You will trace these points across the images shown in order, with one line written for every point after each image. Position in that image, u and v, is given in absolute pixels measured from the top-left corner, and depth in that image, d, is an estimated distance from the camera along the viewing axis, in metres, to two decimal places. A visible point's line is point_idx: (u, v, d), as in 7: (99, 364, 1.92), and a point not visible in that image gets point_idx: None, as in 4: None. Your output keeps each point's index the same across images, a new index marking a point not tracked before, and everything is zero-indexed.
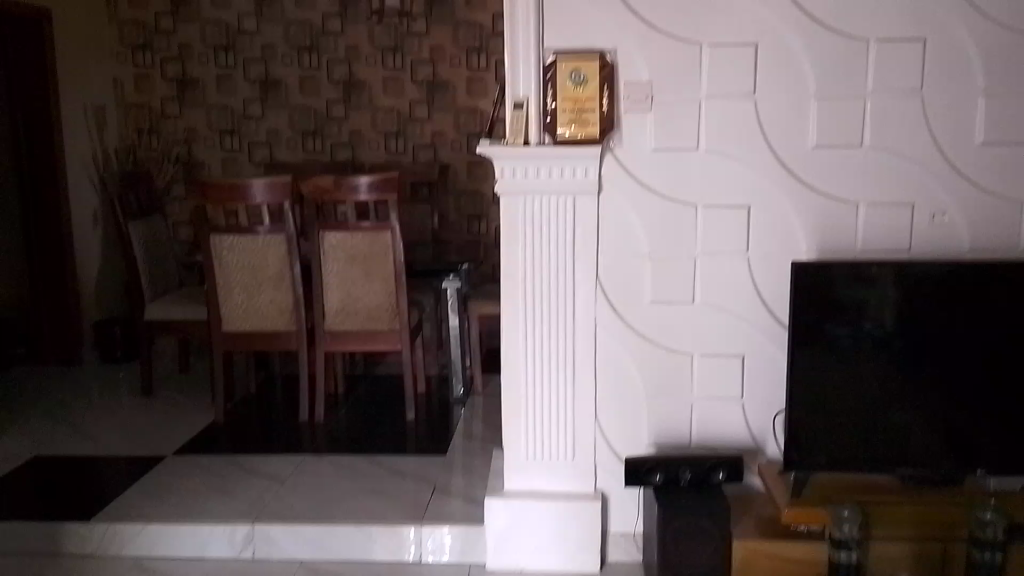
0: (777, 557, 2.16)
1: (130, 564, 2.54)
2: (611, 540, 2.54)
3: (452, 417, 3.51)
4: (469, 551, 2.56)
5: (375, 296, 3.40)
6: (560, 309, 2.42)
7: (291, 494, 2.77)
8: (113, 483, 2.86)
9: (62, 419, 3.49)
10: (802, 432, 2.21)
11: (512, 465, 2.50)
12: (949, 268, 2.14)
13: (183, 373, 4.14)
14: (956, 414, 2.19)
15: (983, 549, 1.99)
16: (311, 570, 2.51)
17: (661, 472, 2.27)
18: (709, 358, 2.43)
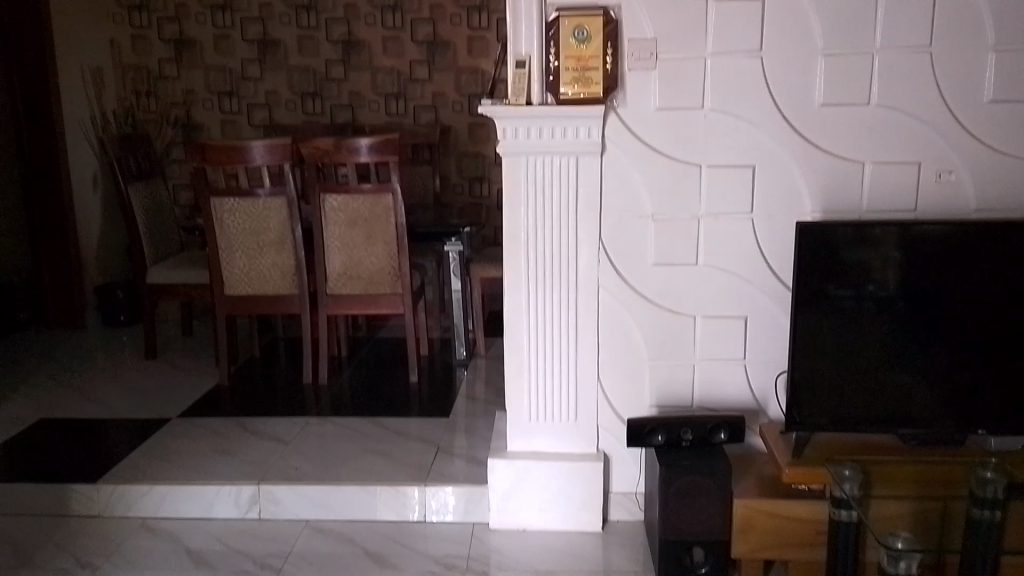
0: (777, 516, 2.18)
1: (137, 524, 2.58)
2: (613, 499, 2.57)
3: (455, 380, 3.53)
4: (472, 511, 2.59)
5: (377, 259, 3.39)
6: (563, 271, 2.41)
7: (296, 456, 2.80)
8: (119, 445, 2.89)
9: (67, 382, 3.51)
10: (804, 393, 2.22)
11: (514, 426, 2.51)
12: (955, 229, 2.12)
13: (186, 336, 4.15)
14: (958, 374, 2.19)
15: (982, 507, 2.01)
16: (317, 530, 2.54)
17: (663, 433, 2.28)
18: (712, 319, 2.43)
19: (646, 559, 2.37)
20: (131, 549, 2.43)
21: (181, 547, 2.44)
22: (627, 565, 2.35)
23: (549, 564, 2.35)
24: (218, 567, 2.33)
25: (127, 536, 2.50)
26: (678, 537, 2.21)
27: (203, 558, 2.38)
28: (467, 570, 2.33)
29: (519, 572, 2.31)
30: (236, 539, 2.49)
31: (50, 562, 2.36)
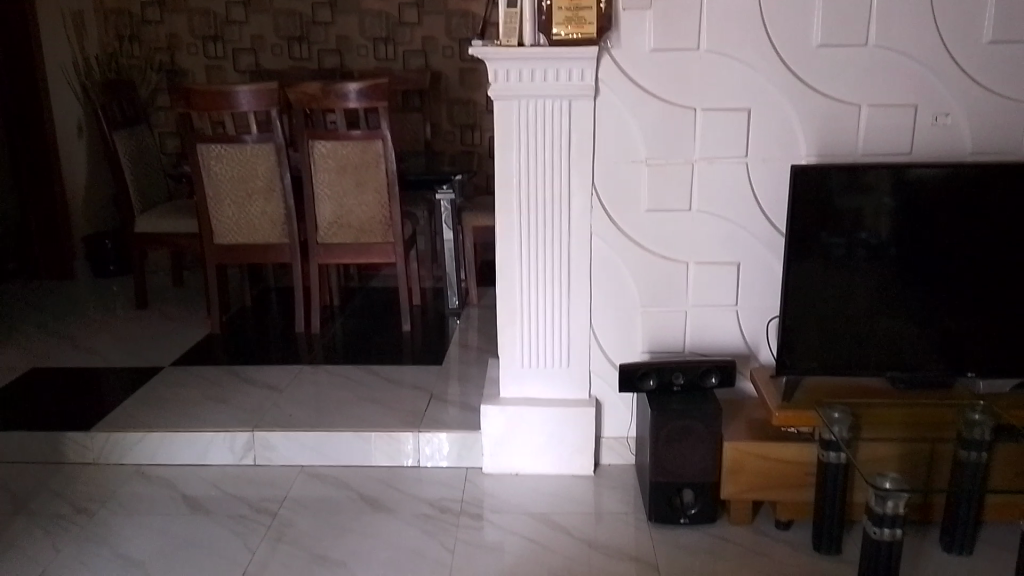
0: (765, 459, 2.21)
1: (132, 471, 2.59)
2: (605, 445, 2.60)
3: (448, 328, 3.53)
4: (465, 456, 2.61)
5: (368, 209, 3.35)
6: (555, 218, 2.40)
7: (289, 403, 2.81)
8: (112, 394, 2.89)
9: (58, 331, 3.50)
10: (795, 338, 2.22)
11: (507, 373, 2.52)
12: (951, 172, 2.11)
13: (177, 286, 4.13)
14: (949, 319, 2.20)
15: (969, 449, 2.04)
16: (312, 475, 2.56)
17: (655, 377, 2.29)
18: (705, 266, 2.42)
19: (637, 501, 2.41)
20: (127, 495, 2.45)
21: (177, 492, 2.46)
22: (619, 507, 2.38)
23: (541, 507, 2.38)
24: (215, 512, 2.36)
25: (123, 482, 2.52)
26: (669, 479, 2.24)
27: (199, 503, 2.40)
28: (461, 512, 2.36)
29: (511, 514, 2.35)
30: (231, 484, 2.51)
31: (47, 508, 2.38)
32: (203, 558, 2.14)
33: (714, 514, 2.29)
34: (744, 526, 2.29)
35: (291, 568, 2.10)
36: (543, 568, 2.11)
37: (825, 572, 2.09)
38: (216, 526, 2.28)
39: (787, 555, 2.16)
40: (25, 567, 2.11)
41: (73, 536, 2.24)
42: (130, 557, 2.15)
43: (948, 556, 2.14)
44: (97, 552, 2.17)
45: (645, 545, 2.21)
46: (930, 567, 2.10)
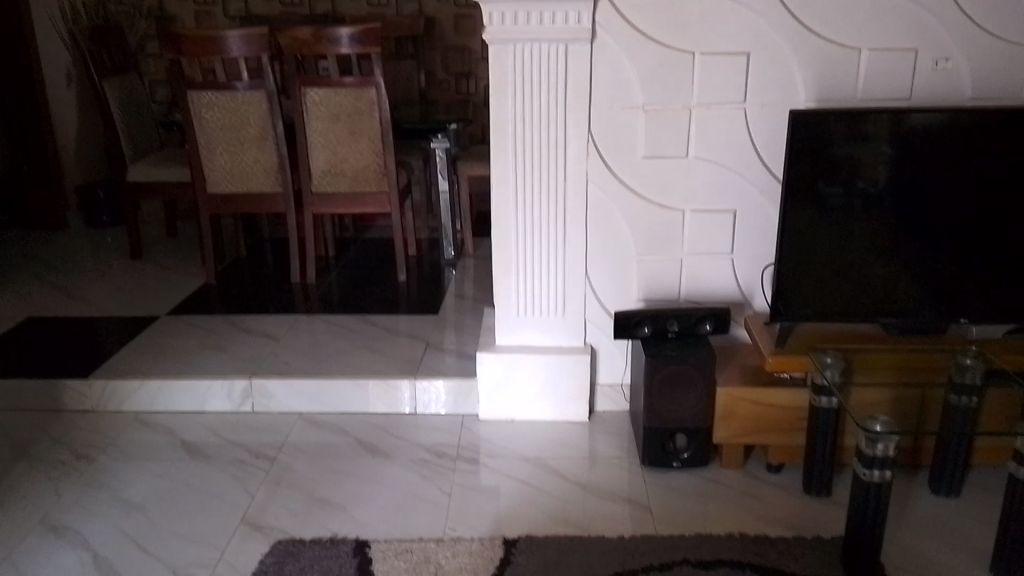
0: (757, 403, 2.23)
1: (131, 417, 2.62)
2: (599, 391, 2.62)
3: (444, 279, 3.53)
4: (461, 403, 2.63)
5: (362, 158, 3.32)
6: (550, 165, 2.38)
7: (286, 352, 2.82)
8: (109, 343, 2.90)
9: (53, 281, 3.49)
10: (790, 285, 2.23)
11: (502, 321, 2.53)
12: (950, 117, 2.09)
13: (170, 237, 4.12)
14: (943, 265, 2.21)
15: (961, 394, 2.05)
16: (310, 421, 2.59)
17: (649, 324, 2.30)
18: (701, 214, 2.41)
19: (630, 446, 2.45)
20: (127, 441, 2.48)
21: (176, 439, 2.49)
22: (612, 452, 2.42)
23: (537, 452, 2.41)
24: (214, 457, 2.38)
25: (122, 429, 2.54)
26: (662, 424, 2.27)
27: (199, 449, 2.43)
28: (457, 457, 2.39)
29: (507, 459, 2.38)
30: (229, 431, 2.53)
31: (47, 454, 2.41)
32: (204, 502, 2.18)
33: (706, 458, 2.32)
34: (736, 469, 2.33)
35: (291, 511, 2.14)
36: (538, 510, 2.15)
37: (814, 513, 2.13)
38: (216, 471, 2.31)
39: (778, 497, 2.20)
40: (28, 511, 2.15)
41: (75, 481, 2.27)
42: (131, 501, 2.18)
43: (936, 498, 2.18)
44: (99, 496, 2.20)
45: (638, 488, 2.25)
46: (917, 508, 2.15)
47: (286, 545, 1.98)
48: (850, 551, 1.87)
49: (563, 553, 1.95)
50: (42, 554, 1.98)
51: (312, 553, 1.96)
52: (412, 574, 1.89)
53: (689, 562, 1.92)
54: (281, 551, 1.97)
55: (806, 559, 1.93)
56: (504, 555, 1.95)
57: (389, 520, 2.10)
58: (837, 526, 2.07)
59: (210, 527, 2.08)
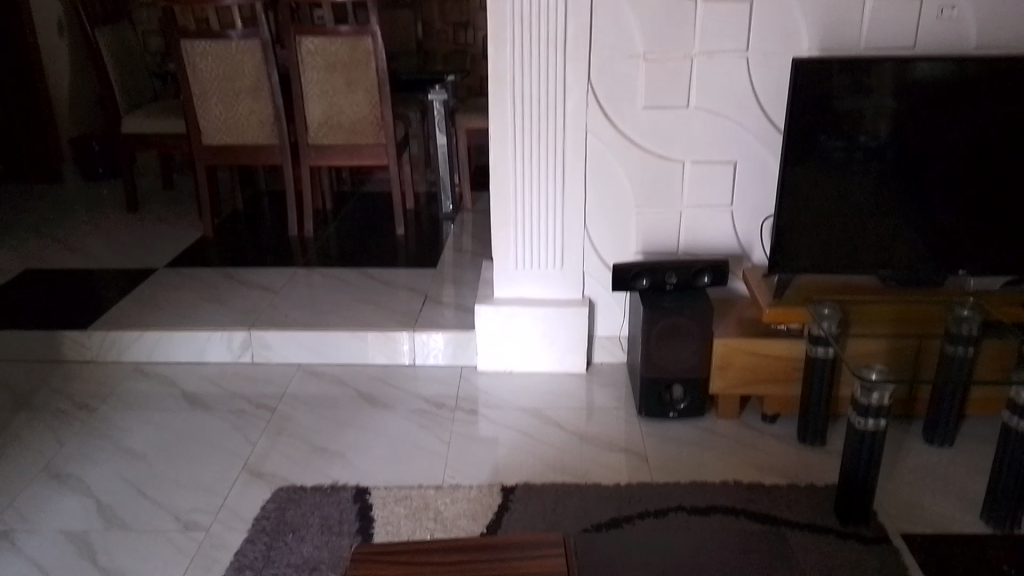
0: (753, 354, 2.25)
1: (131, 368, 2.63)
2: (597, 343, 2.64)
3: (442, 232, 3.52)
4: (460, 355, 2.65)
5: (359, 109, 3.28)
6: (549, 115, 2.35)
7: (285, 304, 2.83)
8: (107, 295, 2.90)
9: (49, 234, 3.48)
10: (789, 237, 2.23)
11: (500, 273, 2.53)
12: (955, 66, 2.06)
13: (167, 190, 4.09)
14: (943, 216, 2.20)
15: (957, 344, 2.07)
16: (309, 373, 2.61)
17: (648, 276, 2.30)
18: (701, 165, 2.40)
19: (627, 397, 2.47)
20: (127, 391, 2.49)
21: (177, 389, 2.51)
22: (609, 402, 2.44)
23: (534, 402, 2.44)
24: (214, 407, 2.40)
25: (123, 379, 2.56)
26: (658, 374, 2.29)
27: (198, 399, 2.45)
28: (456, 408, 2.41)
29: (505, 410, 2.40)
30: (229, 382, 2.55)
31: (48, 404, 2.42)
32: (205, 450, 2.20)
33: (702, 409, 2.35)
34: (731, 420, 2.35)
35: (292, 459, 2.16)
36: (535, 458, 2.17)
37: (808, 461, 2.16)
38: (217, 421, 2.33)
39: (772, 446, 2.23)
40: (31, 459, 2.17)
41: (77, 430, 2.29)
42: (133, 449, 2.21)
43: (930, 448, 2.21)
44: (101, 444, 2.23)
45: (635, 437, 2.28)
46: (910, 457, 2.18)
47: (288, 492, 2.01)
48: (843, 497, 1.90)
49: (560, 500, 1.98)
50: (46, 500, 2.01)
51: (313, 500, 1.98)
52: (412, 519, 1.92)
53: (684, 508, 1.95)
54: (283, 497, 1.99)
55: (799, 506, 1.97)
56: (502, 502, 1.98)
57: (388, 468, 2.13)
58: (831, 474, 2.10)
59: (211, 474, 2.10)
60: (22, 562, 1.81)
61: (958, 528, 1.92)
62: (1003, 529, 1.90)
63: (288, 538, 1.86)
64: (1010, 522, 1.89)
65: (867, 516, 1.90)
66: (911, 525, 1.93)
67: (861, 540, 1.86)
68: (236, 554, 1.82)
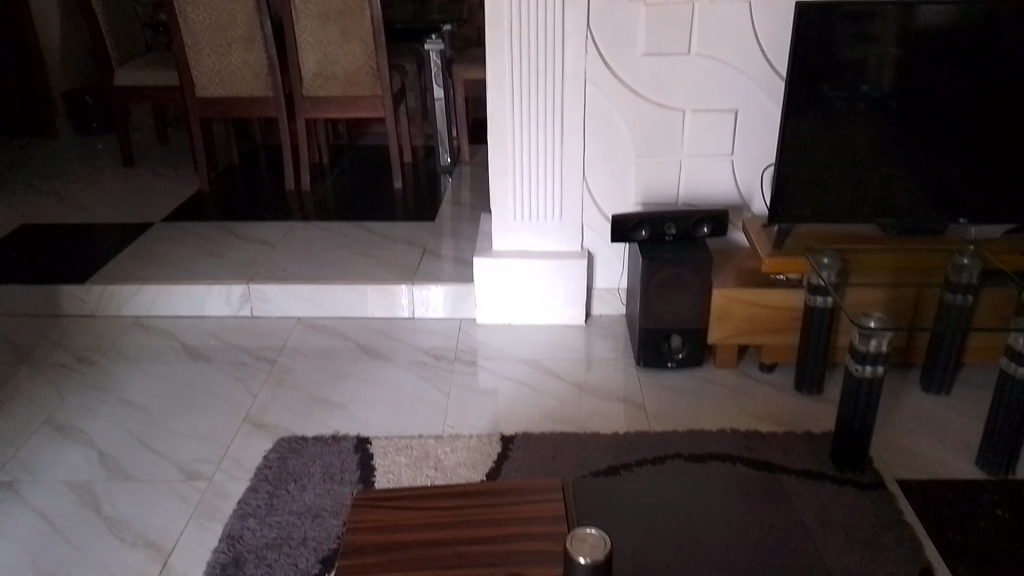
0: (752, 305, 2.24)
1: (131, 321, 2.63)
2: (595, 296, 2.63)
3: (440, 186, 3.49)
4: (460, 307, 2.65)
5: (354, 59, 3.23)
6: (547, 63, 2.31)
7: (283, 258, 2.82)
8: (105, 249, 2.89)
9: (45, 189, 3.46)
10: (789, 187, 2.20)
11: (497, 225, 2.52)
12: (961, 12, 2.01)
13: (162, 144, 4.05)
14: (946, 164, 2.18)
15: (957, 293, 2.06)
16: (309, 326, 2.61)
17: (647, 228, 2.28)
18: (702, 114, 2.37)
19: (626, 348, 2.48)
20: (127, 345, 2.50)
21: (177, 342, 2.51)
22: (608, 354, 2.45)
23: (533, 354, 2.45)
24: (215, 360, 2.41)
25: (122, 333, 2.56)
26: (657, 325, 2.29)
27: (198, 352, 2.46)
28: (455, 359, 2.43)
29: (505, 361, 2.41)
30: (229, 335, 2.56)
31: (49, 357, 2.43)
32: (206, 402, 2.21)
33: (700, 359, 2.36)
34: (729, 369, 2.36)
35: (293, 410, 2.18)
36: (534, 408, 2.19)
37: (805, 409, 2.18)
38: (217, 373, 2.34)
39: (769, 395, 2.24)
40: (33, 411, 2.19)
41: (78, 383, 2.30)
42: (134, 401, 2.22)
43: (927, 396, 2.23)
44: (103, 397, 2.24)
45: (633, 387, 2.29)
46: (907, 405, 2.20)
47: (290, 442, 2.03)
48: (839, 445, 1.91)
49: (559, 449, 2.00)
50: (49, 451, 2.03)
51: (315, 449, 2.00)
52: (412, 468, 1.94)
53: (682, 456, 1.97)
54: (285, 447, 2.01)
55: (796, 452, 1.98)
56: (501, 450, 2.00)
57: (389, 418, 2.15)
58: (827, 422, 2.12)
59: (213, 426, 2.12)
60: (27, 512, 1.83)
61: (953, 474, 1.94)
62: (998, 474, 1.92)
63: (291, 486, 1.88)
64: (1005, 468, 1.91)
65: (864, 463, 1.92)
66: (906, 471, 1.95)
67: (857, 486, 1.88)
68: (238, 502, 1.84)
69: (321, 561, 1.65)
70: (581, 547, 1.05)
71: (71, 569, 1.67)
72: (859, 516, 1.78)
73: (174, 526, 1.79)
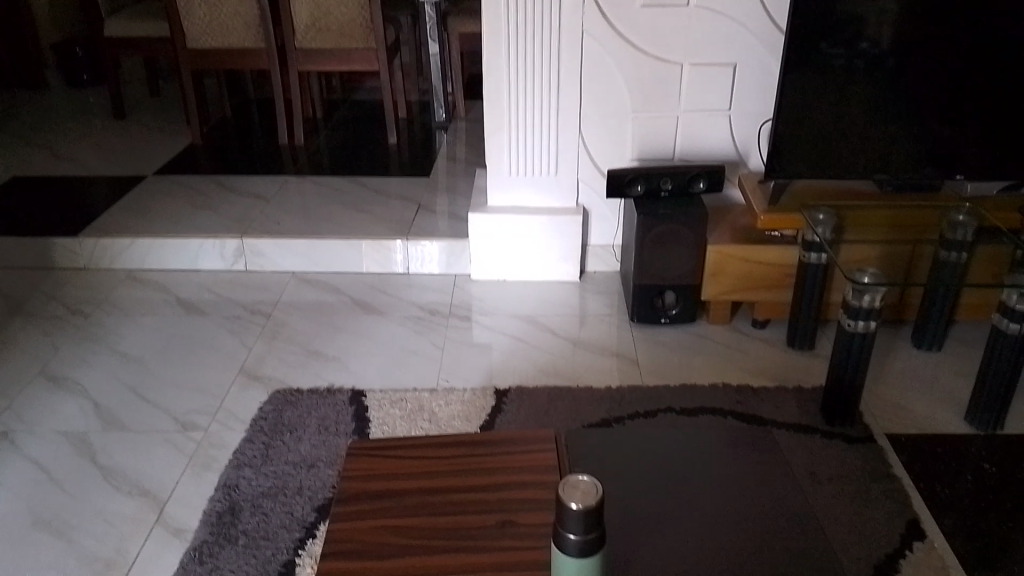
0: (746, 261, 2.25)
1: (124, 275, 2.63)
2: (590, 253, 2.63)
3: (435, 141, 3.46)
4: (454, 263, 2.65)
5: (347, 11, 3.17)
6: (544, 14, 2.28)
7: (277, 212, 2.81)
8: (96, 202, 2.87)
9: (35, 141, 3.41)
10: (787, 144, 2.18)
11: (493, 179, 2.50)
12: None
13: (154, 98, 4.00)
14: (944, 120, 2.16)
15: (951, 250, 2.07)
16: (303, 280, 2.61)
17: (643, 183, 2.27)
18: (700, 68, 2.34)
19: (620, 304, 2.49)
20: (121, 298, 2.50)
21: (171, 295, 2.51)
22: (603, 310, 2.46)
23: (528, 309, 2.45)
24: (209, 313, 2.41)
25: (117, 286, 2.56)
26: (651, 282, 2.29)
27: (193, 305, 2.46)
28: (450, 315, 2.43)
29: (498, 316, 2.42)
30: (222, 288, 2.55)
31: (43, 309, 2.43)
32: (201, 354, 2.22)
33: (694, 315, 2.37)
34: (722, 325, 2.37)
35: (288, 363, 2.19)
36: (528, 363, 2.20)
37: (796, 364, 2.19)
38: (211, 326, 2.35)
39: (762, 351, 2.26)
40: (28, 362, 2.19)
41: (72, 335, 2.30)
42: (129, 353, 2.23)
43: (918, 353, 2.25)
44: (98, 349, 2.24)
45: (627, 342, 2.30)
46: (898, 361, 2.21)
47: (285, 394, 2.04)
48: (830, 400, 1.93)
49: (552, 402, 2.02)
50: (45, 401, 2.04)
51: (310, 401, 2.01)
52: (406, 420, 1.95)
53: (674, 409, 1.99)
54: (280, 400, 2.02)
55: (786, 407, 2.00)
56: (495, 404, 2.01)
57: (383, 371, 2.16)
58: (818, 377, 2.14)
59: (208, 378, 2.13)
60: (24, 461, 1.84)
61: (942, 428, 1.96)
62: (986, 430, 1.95)
63: (286, 437, 1.90)
64: (993, 423, 1.93)
65: (854, 417, 1.94)
66: (896, 425, 1.97)
67: (846, 439, 1.90)
68: (234, 452, 1.86)
69: (316, 510, 1.67)
70: (572, 494, 0.98)
71: (68, 517, 1.69)
72: (847, 469, 1.81)
73: (170, 475, 1.80)
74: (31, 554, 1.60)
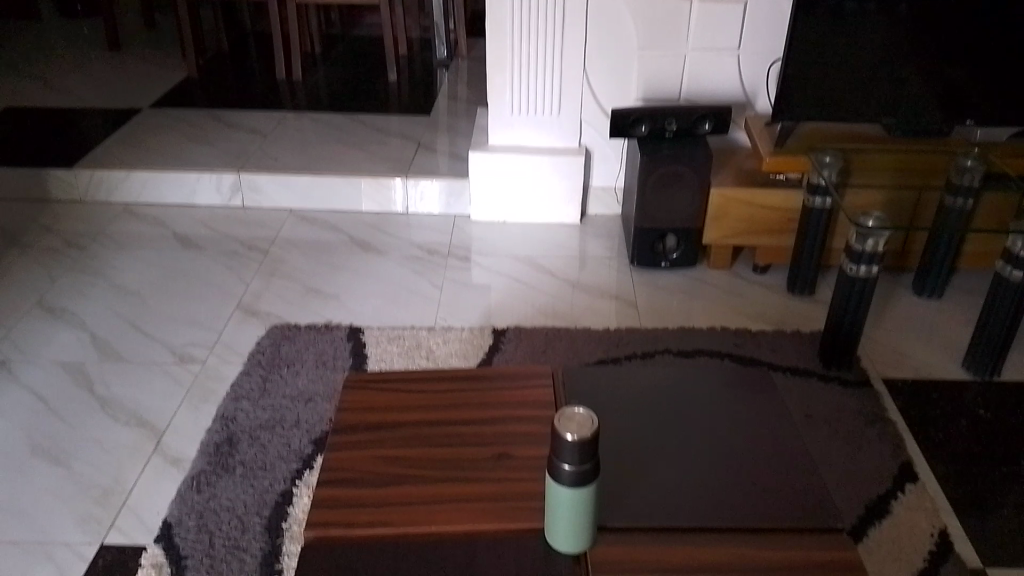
0: (750, 204, 2.22)
1: (120, 209, 2.60)
2: (592, 194, 2.60)
3: (436, 80, 3.39)
4: (454, 203, 2.62)
5: None
6: None
7: (275, 148, 2.76)
8: (90, 135, 2.82)
9: (28, 72, 3.35)
10: (796, 86, 2.13)
11: (494, 118, 2.45)
12: None
13: (149, 30, 3.91)
14: (957, 63, 2.10)
15: (957, 196, 2.05)
16: (302, 218, 2.58)
17: (647, 123, 2.23)
18: (710, 5, 2.27)
19: (620, 247, 2.47)
20: (118, 231, 2.48)
21: (167, 230, 2.49)
22: (603, 252, 2.44)
23: (527, 250, 2.43)
24: (206, 248, 2.40)
25: (112, 220, 2.53)
26: (652, 224, 2.27)
27: (189, 240, 2.44)
28: (448, 255, 2.41)
29: (498, 257, 2.40)
30: (219, 224, 2.53)
31: (39, 241, 2.41)
32: (199, 289, 2.21)
33: (694, 259, 2.35)
34: (723, 270, 2.36)
35: (286, 299, 2.18)
36: (526, 303, 2.20)
37: (795, 309, 2.19)
38: (208, 261, 2.33)
39: (761, 295, 2.25)
40: (24, 293, 2.18)
41: (68, 267, 2.29)
42: (126, 286, 2.21)
43: (918, 300, 2.24)
44: (94, 281, 2.23)
45: (626, 285, 2.29)
46: (898, 308, 2.20)
47: (283, 330, 2.03)
48: (828, 344, 1.93)
49: (550, 342, 2.01)
50: (41, 332, 2.04)
51: (307, 337, 2.01)
52: (404, 358, 1.95)
53: (671, 351, 1.99)
54: (278, 334, 2.02)
55: (784, 351, 2.00)
56: (492, 343, 2.01)
57: (381, 309, 2.15)
58: (817, 321, 2.13)
59: (205, 312, 2.12)
60: (21, 390, 1.85)
61: (939, 374, 1.96)
62: (982, 376, 1.95)
63: (284, 371, 1.90)
64: (991, 370, 1.93)
65: (851, 362, 1.94)
66: (893, 371, 1.97)
67: (843, 383, 1.90)
68: (232, 385, 1.86)
69: (313, 442, 1.68)
70: (568, 425, 0.98)
71: (66, 445, 1.70)
72: (842, 412, 1.82)
73: (167, 406, 1.81)
74: (29, 480, 1.61)
